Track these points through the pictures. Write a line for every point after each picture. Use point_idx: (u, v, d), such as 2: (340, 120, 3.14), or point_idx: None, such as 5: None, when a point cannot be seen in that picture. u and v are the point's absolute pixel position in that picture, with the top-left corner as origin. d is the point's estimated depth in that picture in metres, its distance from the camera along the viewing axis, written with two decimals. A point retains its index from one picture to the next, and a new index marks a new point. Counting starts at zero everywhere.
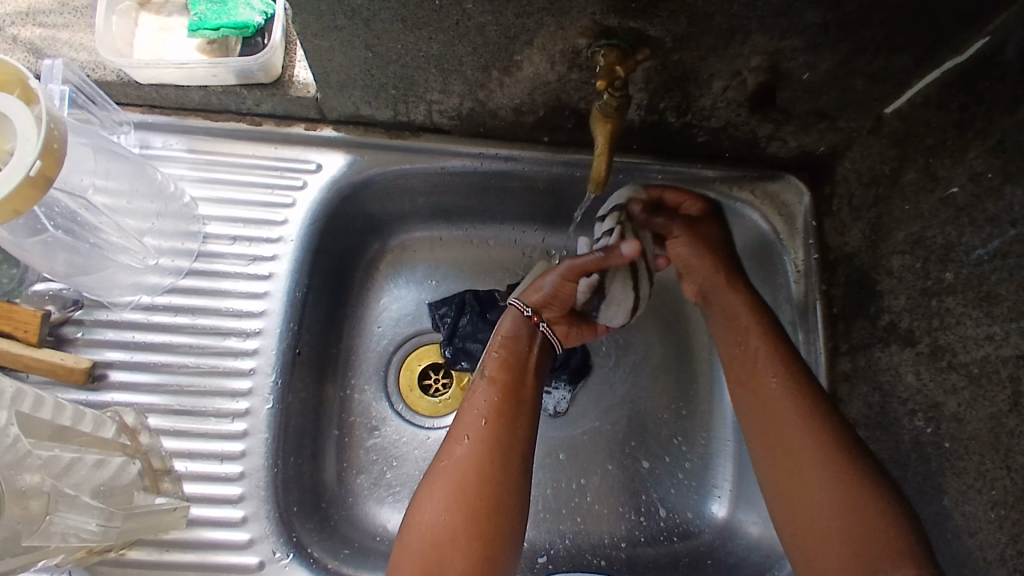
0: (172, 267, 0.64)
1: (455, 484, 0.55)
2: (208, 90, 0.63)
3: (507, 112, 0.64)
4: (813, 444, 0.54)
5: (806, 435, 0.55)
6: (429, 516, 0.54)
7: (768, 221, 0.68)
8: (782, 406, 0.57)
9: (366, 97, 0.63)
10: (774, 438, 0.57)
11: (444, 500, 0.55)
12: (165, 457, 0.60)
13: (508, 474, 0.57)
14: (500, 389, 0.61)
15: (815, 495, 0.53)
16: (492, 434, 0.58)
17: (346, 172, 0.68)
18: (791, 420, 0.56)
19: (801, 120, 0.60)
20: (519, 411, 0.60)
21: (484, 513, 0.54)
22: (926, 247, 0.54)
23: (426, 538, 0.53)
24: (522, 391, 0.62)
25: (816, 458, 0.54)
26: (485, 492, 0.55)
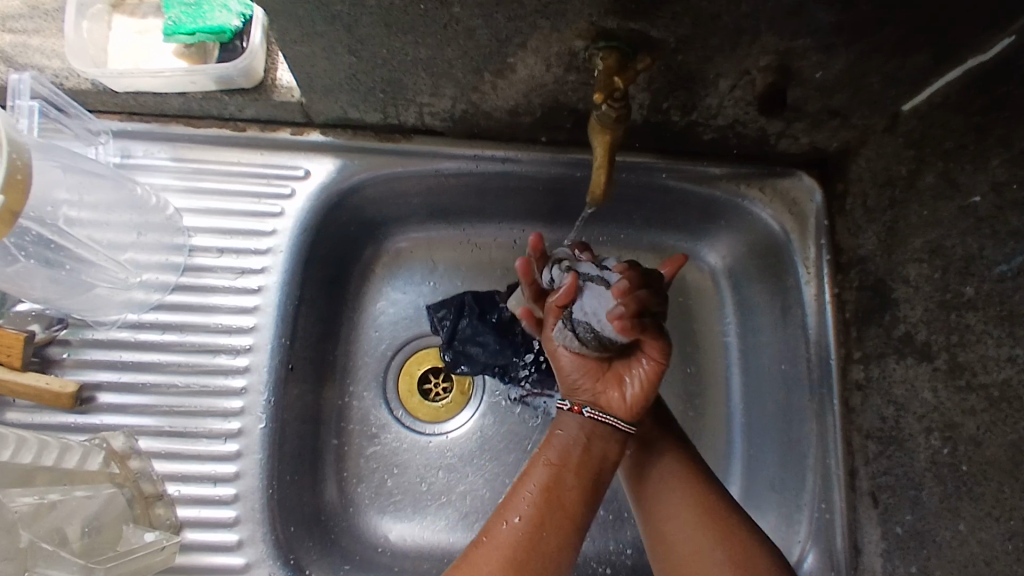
0: (158, 283, 0.62)
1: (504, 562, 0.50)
2: (187, 97, 0.60)
3: (502, 114, 0.61)
4: (693, 518, 0.57)
5: (688, 508, 0.58)
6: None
7: (778, 220, 0.64)
8: (665, 477, 0.60)
9: (353, 100, 0.60)
10: (660, 517, 0.59)
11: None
12: (157, 481, 0.59)
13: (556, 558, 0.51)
14: (571, 471, 0.55)
15: (707, 570, 0.54)
16: (519, 550, 0.51)
17: (335, 177, 0.65)
18: (676, 497, 0.59)
19: (812, 118, 0.57)
20: (584, 500, 0.54)
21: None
22: (944, 258, 0.52)
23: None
24: (594, 478, 0.56)
25: (691, 529, 0.57)
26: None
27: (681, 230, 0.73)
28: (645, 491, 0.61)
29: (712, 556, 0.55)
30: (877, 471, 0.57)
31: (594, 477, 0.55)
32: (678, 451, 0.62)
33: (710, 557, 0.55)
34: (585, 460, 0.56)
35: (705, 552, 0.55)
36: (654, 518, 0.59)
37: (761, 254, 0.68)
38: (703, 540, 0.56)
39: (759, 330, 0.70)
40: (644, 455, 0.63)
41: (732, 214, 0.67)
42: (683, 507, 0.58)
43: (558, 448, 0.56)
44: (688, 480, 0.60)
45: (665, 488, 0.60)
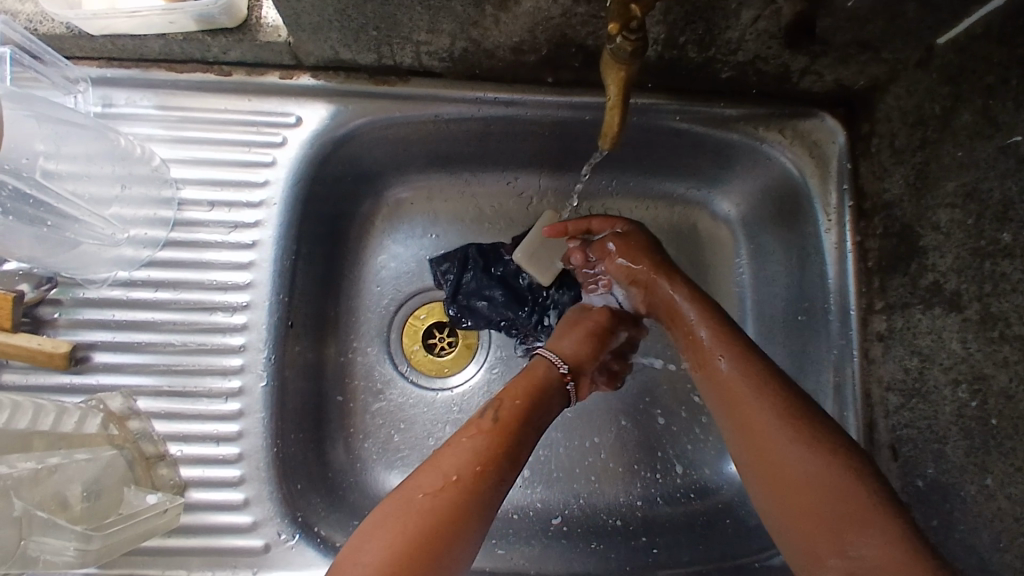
0: (147, 238, 0.60)
1: (430, 487, 0.49)
2: (167, 39, 0.56)
3: (505, 52, 0.57)
4: (770, 414, 0.51)
5: (762, 407, 0.52)
6: (383, 523, 0.47)
7: (798, 165, 0.61)
8: (735, 378, 0.55)
9: (345, 40, 0.56)
10: (740, 418, 0.53)
11: (411, 498, 0.48)
12: (158, 441, 0.57)
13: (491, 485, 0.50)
14: (509, 413, 0.56)
15: (789, 472, 0.49)
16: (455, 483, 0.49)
17: (329, 124, 0.61)
18: (748, 397, 0.53)
19: (839, 53, 0.53)
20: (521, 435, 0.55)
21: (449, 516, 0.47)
22: (980, 202, 0.49)
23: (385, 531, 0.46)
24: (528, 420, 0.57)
25: (770, 426, 0.51)
26: (460, 499, 0.48)
27: (695, 177, 0.70)
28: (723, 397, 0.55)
29: (790, 452, 0.49)
30: (897, 424, 0.55)
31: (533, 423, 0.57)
32: (747, 354, 0.56)
33: (784, 454, 0.49)
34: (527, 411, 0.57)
35: (782, 448, 0.49)
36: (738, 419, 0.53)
37: (778, 200, 0.65)
38: (783, 436, 0.50)
39: (773, 279, 0.68)
40: (714, 363, 0.57)
41: (749, 158, 0.64)
42: (760, 406, 0.52)
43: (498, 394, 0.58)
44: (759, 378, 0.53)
45: (734, 391, 0.54)
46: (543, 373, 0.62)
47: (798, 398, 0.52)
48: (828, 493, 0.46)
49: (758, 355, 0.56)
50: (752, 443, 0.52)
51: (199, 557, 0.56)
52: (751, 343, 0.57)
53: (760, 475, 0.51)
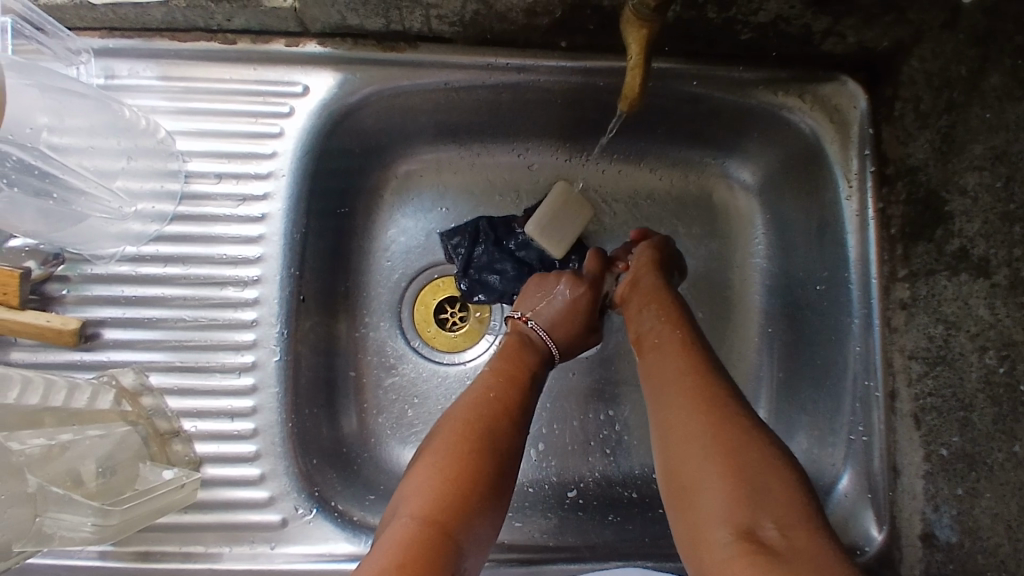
0: (155, 212, 0.58)
1: (454, 442, 0.51)
2: (169, 5, 0.55)
3: (518, 14, 0.55)
4: (699, 415, 0.48)
5: (691, 406, 0.49)
6: (422, 482, 0.49)
7: (819, 130, 0.59)
8: (675, 376, 0.52)
9: (352, 4, 0.54)
10: (668, 393, 0.51)
11: (442, 458, 0.50)
12: (173, 418, 0.57)
13: (509, 439, 0.53)
14: (502, 377, 0.58)
15: (697, 470, 0.46)
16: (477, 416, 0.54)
17: (337, 93, 0.60)
18: (681, 394, 0.50)
19: (864, 11, 0.51)
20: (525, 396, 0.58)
21: (483, 473, 0.50)
22: (1011, 164, 0.49)
23: (421, 489, 0.49)
24: (529, 379, 0.60)
25: (690, 424, 0.48)
26: (487, 456, 0.51)
27: (710, 145, 0.68)
28: (657, 392, 0.53)
29: (701, 455, 0.46)
30: (921, 392, 0.54)
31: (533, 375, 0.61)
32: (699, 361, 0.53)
33: (699, 457, 0.46)
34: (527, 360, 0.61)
35: (695, 450, 0.47)
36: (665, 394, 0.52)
37: (797, 168, 0.63)
38: (703, 431, 0.47)
39: (791, 248, 0.67)
40: (662, 362, 0.55)
41: (768, 125, 0.62)
42: (689, 405, 0.49)
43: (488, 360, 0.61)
44: (702, 383, 0.51)
45: (672, 387, 0.52)
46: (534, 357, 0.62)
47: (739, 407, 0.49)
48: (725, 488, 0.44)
49: (705, 363, 0.53)
50: (665, 440, 0.49)
51: (215, 533, 0.56)
52: (709, 354, 0.55)
53: (668, 448, 0.48)
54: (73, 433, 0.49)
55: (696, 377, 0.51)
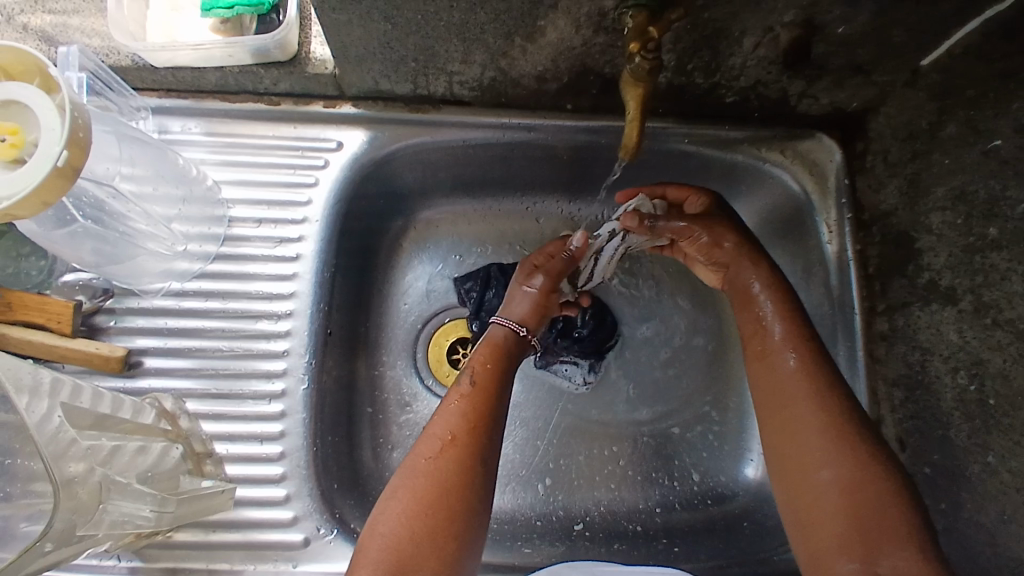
0: (200, 252, 0.64)
1: (417, 496, 0.51)
2: (225, 71, 0.62)
3: (530, 80, 0.63)
4: (828, 441, 0.52)
5: (818, 428, 0.53)
6: (384, 524, 0.51)
7: (799, 182, 0.66)
8: (796, 390, 0.55)
9: (385, 71, 0.62)
10: (782, 417, 0.55)
11: (405, 508, 0.51)
12: (206, 441, 0.61)
13: (471, 485, 0.53)
14: (465, 394, 0.57)
15: (818, 489, 0.51)
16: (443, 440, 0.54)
17: (367, 148, 0.67)
18: (808, 412, 0.54)
19: (833, 76, 0.59)
20: (496, 426, 0.57)
21: (444, 535, 0.50)
22: (969, 203, 0.53)
23: (379, 543, 0.50)
24: (491, 392, 0.58)
25: (817, 446, 0.53)
26: (448, 510, 0.51)
27: None
28: (769, 393, 0.57)
29: (820, 475, 0.52)
30: (903, 417, 0.59)
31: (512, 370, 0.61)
32: (819, 375, 0.56)
33: (817, 475, 0.52)
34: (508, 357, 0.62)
35: (814, 470, 0.52)
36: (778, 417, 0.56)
37: (781, 217, 0.69)
38: (830, 458, 0.52)
39: None
40: (777, 366, 0.57)
41: (753, 178, 0.68)
42: (821, 429, 0.53)
43: (464, 376, 0.59)
44: (832, 404, 0.54)
45: (789, 398, 0.55)
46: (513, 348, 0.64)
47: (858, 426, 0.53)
48: (838, 517, 0.50)
49: (824, 371, 0.56)
50: (784, 446, 0.55)
51: (241, 551, 0.59)
52: (820, 358, 0.57)
53: (786, 469, 0.54)
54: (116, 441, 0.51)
55: (822, 398, 0.54)
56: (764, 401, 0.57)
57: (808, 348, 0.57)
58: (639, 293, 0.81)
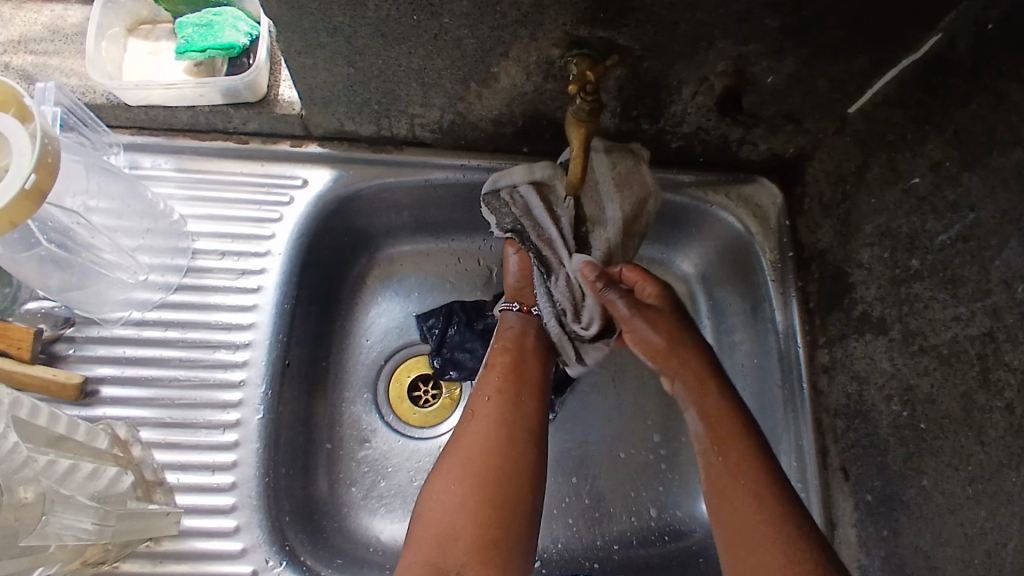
0: (162, 283, 0.65)
1: (467, 463, 0.58)
2: (196, 110, 0.65)
3: (488, 124, 0.66)
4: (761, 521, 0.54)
5: (757, 511, 0.55)
6: (445, 486, 0.57)
7: (743, 222, 0.70)
8: (727, 468, 0.58)
9: (350, 112, 0.65)
10: (720, 498, 0.57)
11: (457, 474, 0.57)
12: (158, 469, 0.60)
13: (513, 448, 0.59)
14: (504, 372, 0.64)
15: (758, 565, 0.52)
16: (496, 410, 0.61)
17: (332, 186, 0.70)
18: (744, 492, 0.56)
19: (768, 123, 0.63)
20: (528, 395, 0.63)
21: (504, 487, 0.57)
22: (893, 238, 0.57)
23: (437, 509, 0.56)
24: (528, 372, 0.65)
25: (753, 526, 0.54)
26: (500, 470, 0.57)
27: (655, 240, 0.77)
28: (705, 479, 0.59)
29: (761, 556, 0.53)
30: (845, 446, 0.61)
31: (544, 354, 0.67)
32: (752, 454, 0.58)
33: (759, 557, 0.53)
34: (534, 343, 0.67)
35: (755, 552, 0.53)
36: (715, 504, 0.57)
37: (729, 256, 0.73)
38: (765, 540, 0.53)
39: (732, 330, 0.74)
40: (711, 449, 0.59)
41: (701, 220, 0.72)
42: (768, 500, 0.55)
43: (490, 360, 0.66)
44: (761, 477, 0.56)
45: (737, 473, 0.57)
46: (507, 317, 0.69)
47: (782, 493, 0.56)
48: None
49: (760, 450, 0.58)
50: (728, 534, 0.56)
51: None
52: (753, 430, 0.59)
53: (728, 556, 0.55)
54: (73, 459, 0.52)
55: (759, 467, 0.57)
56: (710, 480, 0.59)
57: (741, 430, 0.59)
58: None
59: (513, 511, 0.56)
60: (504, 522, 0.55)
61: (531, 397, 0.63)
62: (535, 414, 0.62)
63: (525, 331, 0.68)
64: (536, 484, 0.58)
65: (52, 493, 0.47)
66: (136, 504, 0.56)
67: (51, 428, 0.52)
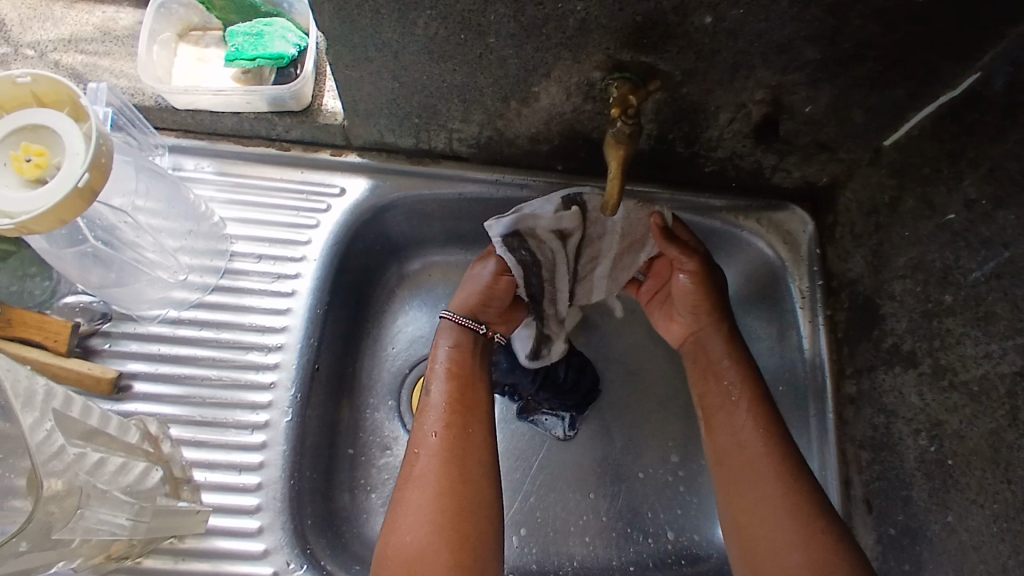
0: (200, 283, 0.67)
1: (421, 506, 0.56)
2: (241, 117, 0.67)
3: (524, 141, 0.67)
4: (790, 520, 0.56)
5: (785, 510, 0.56)
6: (406, 535, 0.55)
7: (773, 249, 0.70)
8: (758, 465, 0.59)
9: (390, 125, 0.67)
10: (744, 491, 0.59)
11: (413, 519, 0.55)
12: (185, 467, 0.61)
13: (465, 485, 0.57)
14: (451, 405, 0.61)
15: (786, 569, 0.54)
16: (446, 447, 0.59)
17: (368, 195, 0.71)
18: (772, 490, 0.58)
19: (803, 152, 0.64)
20: (473, 427, 0.61)
21: (466, 526, 0.55)
22: (926, 271, 0.57)
23: (400, 560, 0.54)
24: (469, 400, 0.62)
25: (780, 524, 0.56)
26: (460, 510, 0.56)
27: None
28: (732, 466, 0.61)
29: (790, 558, 0.54)
30: (870, 478, 0.61)
31: (481, 378, 0.65)
32: (779, 449, 0.60)
33: (787, 558, 0.55)
34: (471, 369, 0.65)
35: (784, 552, 0.55)
36: (735, 496, 0.60)
37: (757, 282, 0.73)
38: (794, 538, 0.55)
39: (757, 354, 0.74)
40: (741, 442, 0.61)
41: (731, 245, 0.73)
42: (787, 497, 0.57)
43: (429, 393, 0.62)
44: (790, 473, 0.58)
45: (759, 463, 0.59)
46: (467, 337, 0.66)
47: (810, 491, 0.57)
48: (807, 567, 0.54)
49: (786, 449, 0.60)
50: (752, 529, 0.57)
51: None
52: (780, 428, 0.61)
53: (750, 551, 0.57)
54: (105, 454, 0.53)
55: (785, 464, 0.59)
56: (733, 470, 0.61)
57: (774, 430, 0.61)
58: (620, 350, 0.84)
59: (475, 549, 0.55)
60: (474, 561, 0.54)
61: (476, 428, 0.61)
62: (482, 446, 0.60)
63: (466, 357, 0.65)
64: (495, 518, 0.58)
65: (87, 487, 0.48)
66: (166, 500, 0.57)
67: (85, 421, 0.53)
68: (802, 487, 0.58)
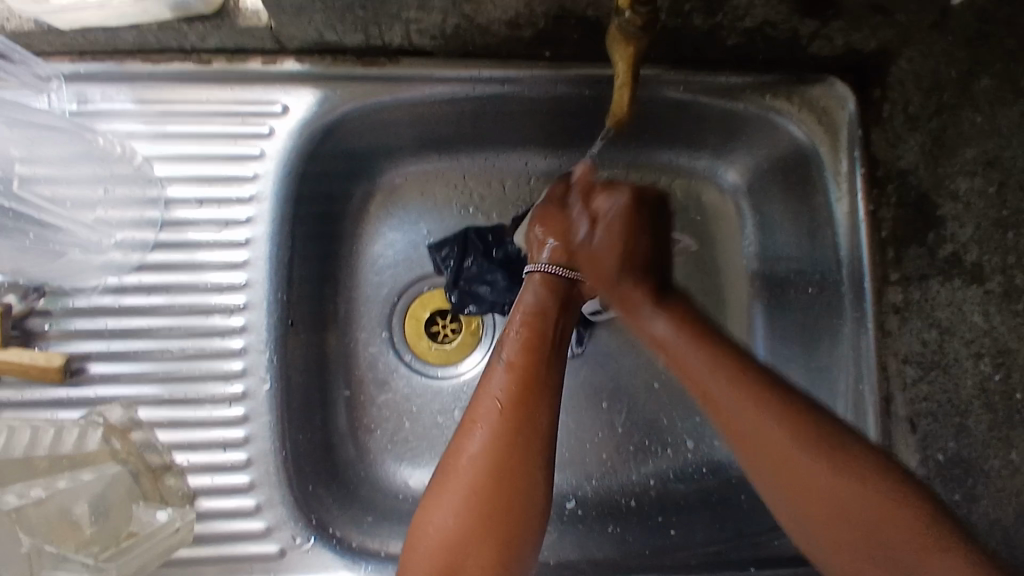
0: (136, 241, 0.57)
1: (466, 491, 0.48)
2: (140, 29, 0.53)
3: (501, 27, 0.54)
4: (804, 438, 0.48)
5: (791, 432, 0.48)
6: (441, 517, 0.48)
7: (809, 133, 0.58)
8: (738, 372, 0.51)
9: (330, 21, 0.53)
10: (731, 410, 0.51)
11: (455, 504, 0.48)
12: (164, 451, 0.56)
13: (521, 472, 0.49)
14: (517, 375, 0.53)
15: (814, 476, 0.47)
16: (511, 424, 0.50)
17: (316, 111, 0.58)
18: (772, 403, 0.49)
19: (852, 15, 0.50)
20: (540, 404, 0.52)
21: (506, 522, 0.48)
22: (1004, 171, 0.51)
23: (433, 547, 0.47)
24: (539, 377, 0.53)
25: (782, 433, 0.48)
26: (507, 503, 0.48)
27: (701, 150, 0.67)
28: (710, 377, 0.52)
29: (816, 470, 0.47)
30: (916, 398, 0.54)
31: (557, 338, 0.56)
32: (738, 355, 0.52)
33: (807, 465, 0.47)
34: (544, 325, 0.56)
35: (803, 461, 0.47)
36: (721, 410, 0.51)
37: (785, 169, 0.62)
38: (811, 453, 0.47)
39: (787, 254, 0.66)
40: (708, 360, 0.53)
41: (758, 129, 0.61)
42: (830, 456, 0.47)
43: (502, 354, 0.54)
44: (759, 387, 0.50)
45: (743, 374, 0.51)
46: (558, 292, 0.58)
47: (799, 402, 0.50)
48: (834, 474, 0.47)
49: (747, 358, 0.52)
50: (776, 453, 0.48)
51: (213, 566, 0.56)
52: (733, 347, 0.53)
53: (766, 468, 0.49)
54: (55, 474, 0.48)
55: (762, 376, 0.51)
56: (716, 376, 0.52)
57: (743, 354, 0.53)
58: None
59: (516, 543, 0.48)
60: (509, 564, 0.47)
61: (545, 406, 0.52)
62: (550, 427, 0.51)
63: (538, 318, 0.57)
64: (545, 512, 0.50)
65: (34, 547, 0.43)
66: (144, 512, 0.51)
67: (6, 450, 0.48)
68: (788, 398, 0.50)
